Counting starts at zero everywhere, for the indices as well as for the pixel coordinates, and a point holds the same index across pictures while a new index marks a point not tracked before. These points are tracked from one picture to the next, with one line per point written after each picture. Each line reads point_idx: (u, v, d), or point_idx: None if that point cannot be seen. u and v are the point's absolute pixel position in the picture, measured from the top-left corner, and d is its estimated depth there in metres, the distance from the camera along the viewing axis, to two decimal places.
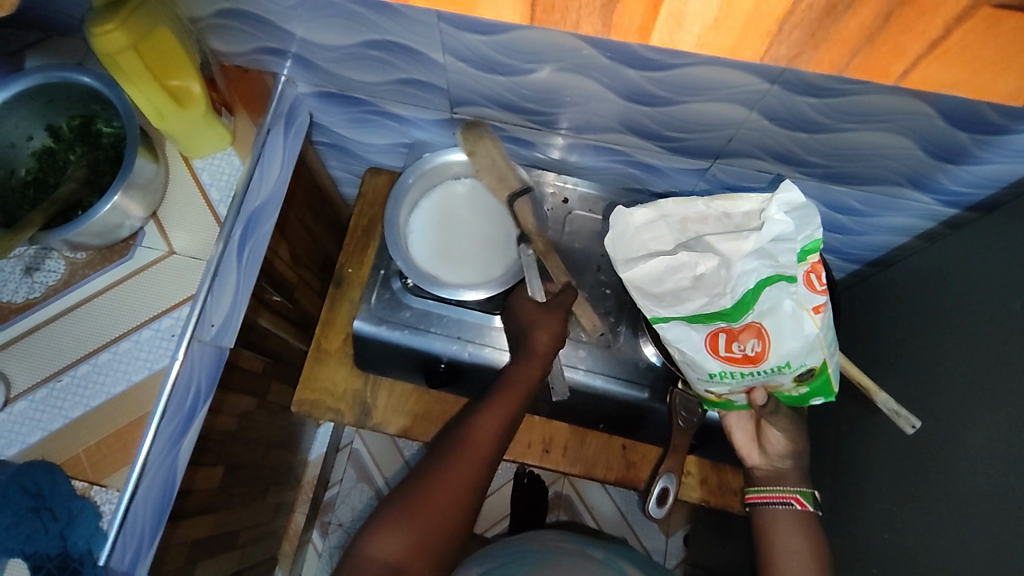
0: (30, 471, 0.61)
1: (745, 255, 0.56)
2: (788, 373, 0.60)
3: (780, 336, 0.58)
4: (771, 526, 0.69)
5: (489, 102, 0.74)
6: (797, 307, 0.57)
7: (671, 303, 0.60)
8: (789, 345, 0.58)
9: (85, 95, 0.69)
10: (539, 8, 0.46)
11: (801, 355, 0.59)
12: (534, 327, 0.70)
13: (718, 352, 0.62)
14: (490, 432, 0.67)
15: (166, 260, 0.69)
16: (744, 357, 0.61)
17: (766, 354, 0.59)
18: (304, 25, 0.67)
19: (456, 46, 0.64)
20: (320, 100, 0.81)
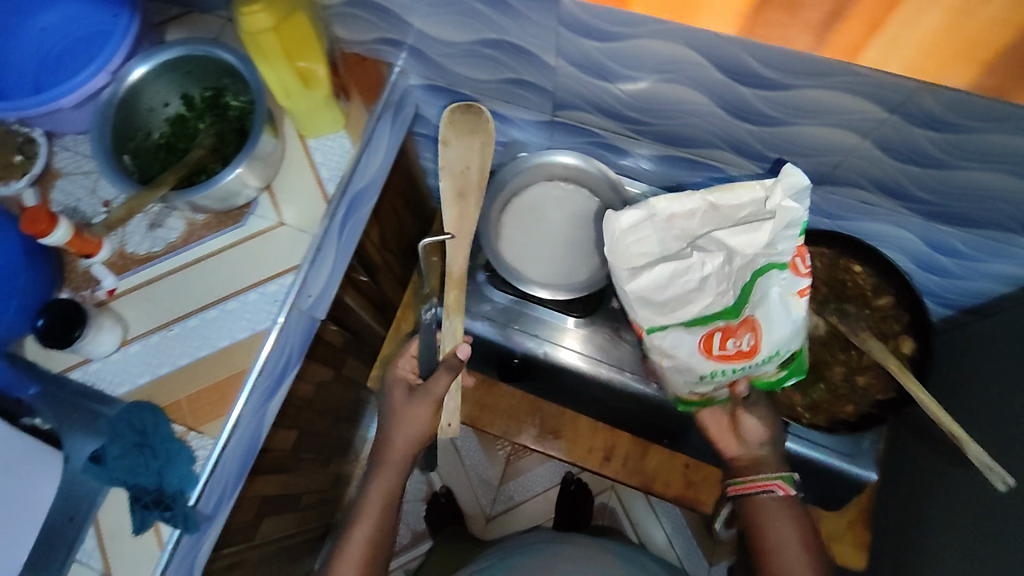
0: (136, 410, 0.65)
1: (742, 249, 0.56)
2: (774, 362, 0.60)
3: (772, 326, 0.57)
4: (764, 525, 0.65)
5: (591, 108, 0.74)
6: (785, 294, 0.56)
7: (682, 306, 0.61)
8: (782, 333, 0.57)
9: (219, 70, 0.74)
10: (756, 24, 0.50)
11: (793, 340, 0.58)
12: (402, 422, 0.73)
13: (709, 353, 0.61)
14: (364, 540, 0.73)
15: (275, 231, 0.73)
16: (737, 354, 0.60)
17: (760, 347, 0.59)
18: (424, 19, 0.69)
19: (570, 51, 0.65)
20: (428, 93, 0.84)
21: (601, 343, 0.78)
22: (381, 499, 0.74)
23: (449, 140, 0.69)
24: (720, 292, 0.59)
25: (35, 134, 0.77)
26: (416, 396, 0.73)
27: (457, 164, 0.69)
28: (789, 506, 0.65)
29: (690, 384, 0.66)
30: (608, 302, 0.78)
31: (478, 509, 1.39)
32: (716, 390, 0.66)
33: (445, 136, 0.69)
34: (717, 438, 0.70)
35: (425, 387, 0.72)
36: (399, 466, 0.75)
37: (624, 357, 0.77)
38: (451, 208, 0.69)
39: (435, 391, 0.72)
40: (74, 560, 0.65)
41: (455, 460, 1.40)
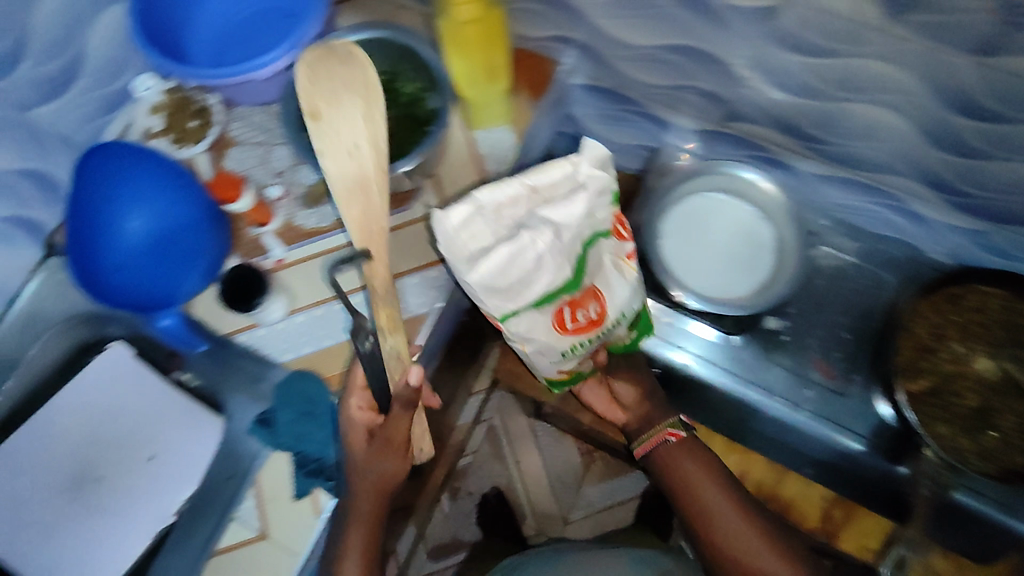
0: (301, 380, 0.69)
1: (579, 218, 0.58)
2: (622, 325, 0.65)
3: (610, 289, 0.62)
4: (671, 463, 0.71)
5: (768, 120, 0.72)
6: (615, 259, 0.63)
7: (519, 292, 0.57)
8: (620, 296, 0.63)
9: (400, 56, 0.74)
10: None
11: (632, 302, 0.65)
12: (364, 472, 0.64)
13: (564, 327, 0.61)
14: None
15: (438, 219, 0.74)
16: (586, 324, 0.62)
17: (608, 312, 0.63)
18: (609, 19, 0.68)
19: (767, 63, 0.63)
20: (590, 93, 0.84)
21: (748, 362, 0.77)
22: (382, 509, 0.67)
23: (322, 104, 0.60)
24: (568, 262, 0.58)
25: (212, 102, 0.80)
26: (379, 447, 0.63)
27: (370, 168, 0.60)
28: (688, 445, 0.72)
29: (551, 362, 0.64)
30: (761, 323, 0.76)
31: (556, 512, 1.38)
32: (580, 368, 0.68)
33: (304, 91, 0.60)
34: (607, 412, 0.78)
35: (382, 436, 0.62)
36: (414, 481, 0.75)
37: (775, 380, 0.76)
38: (353, 203, 0.61)
39: (396, 440, 0.62)
40: (233, 518, 0.67)
41: (536, 457, 1.42)
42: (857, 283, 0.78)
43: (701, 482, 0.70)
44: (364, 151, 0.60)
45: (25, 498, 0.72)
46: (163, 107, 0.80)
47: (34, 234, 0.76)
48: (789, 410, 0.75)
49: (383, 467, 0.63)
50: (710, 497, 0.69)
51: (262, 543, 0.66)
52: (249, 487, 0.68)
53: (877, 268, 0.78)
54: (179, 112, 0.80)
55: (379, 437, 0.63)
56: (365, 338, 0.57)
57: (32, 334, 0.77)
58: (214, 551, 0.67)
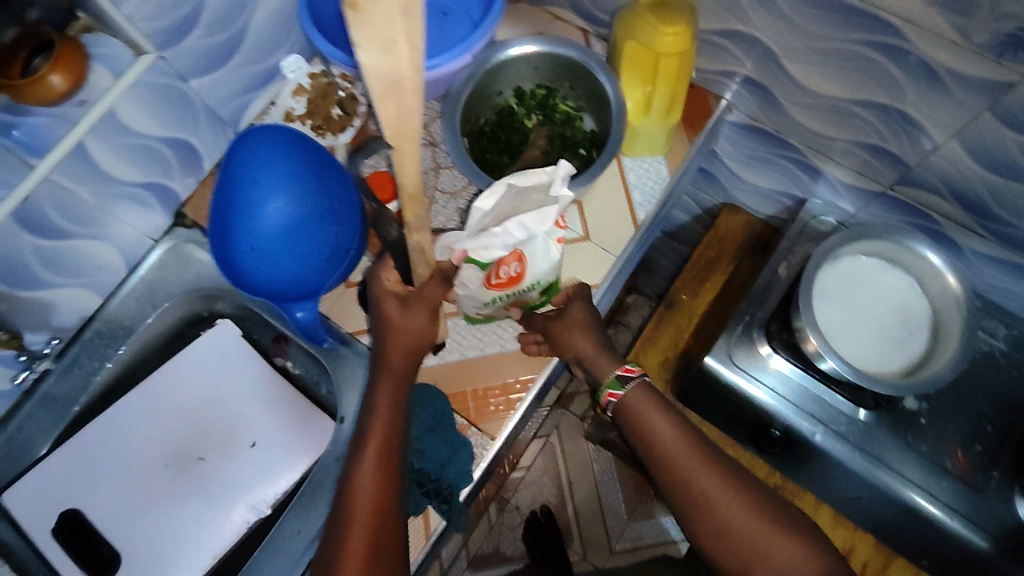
0: (425, 393, 0.65)
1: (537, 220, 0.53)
2: (535, 288, 0.59)
3: (535, 259, 0.56)
4: (640, 414, 0.58)
5: (945, 192, 0.67)
6: (546, 240, 0.55)
7: (475, 250, 0.54)
8: (541, 267, 0.56)
9: (564, 73, 0.73)
10: None
11: (552, 274, 0.58)
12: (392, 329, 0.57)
13: (490, 281, 0.56)
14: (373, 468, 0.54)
15: (579, 244, 0.71)
16: (511, 282, 0.57)
17: (525, 276, 0.56)
18: (801, 65, 0.65)
19: (974, 137, 0.59)
20: (741, 132, 0.80)
21: (880, 440, 0.71)
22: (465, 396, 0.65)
23: None
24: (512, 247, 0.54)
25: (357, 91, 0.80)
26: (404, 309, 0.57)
27: (404, 66, 0.48)
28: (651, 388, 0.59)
29: (475, 305, 0.61)
30: (900, 401, 0.71)
31: (603, 539, 1.35)
32: (493, 312, 0.63)
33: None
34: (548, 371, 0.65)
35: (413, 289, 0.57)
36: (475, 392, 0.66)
37: (907, 466, 0.70)
38: (386, 101, 0.49)
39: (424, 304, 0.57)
40: None
41: (590, 482, 1.39)
42: (1008, 374, 0.71)
43: (684, 457, 0.57)
44: (398, 52, 0.46)
45: (126, 471, 0.71)
46: (306, 91, 0.80)
47: (165, 202, 0.76)
48: (923, 498, 0.70)
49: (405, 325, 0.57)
50: (693, 475, 0.56)
51: None
52: None
53: None
54: (322, 99, 0.80)
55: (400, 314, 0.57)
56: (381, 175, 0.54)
57: (150, 303, 0.77)
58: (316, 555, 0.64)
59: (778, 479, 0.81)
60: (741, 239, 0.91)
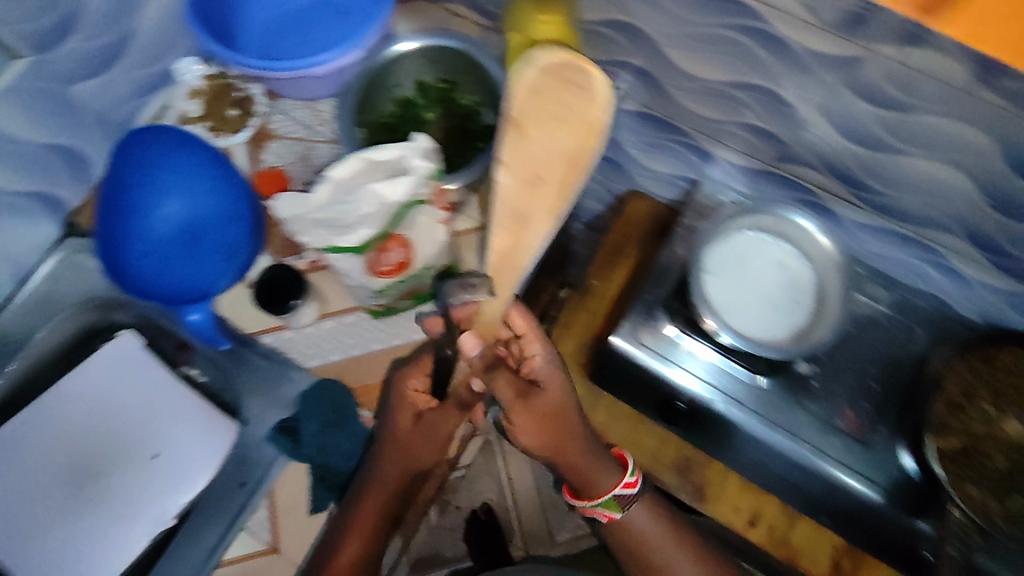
0: (328, 389, 0.65)
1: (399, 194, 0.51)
2: (427, 273, 0.60)
3: (420, 243, 0.57)
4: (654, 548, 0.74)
5: (821, 167, 0.71)
6: (430, 223, 0.57)
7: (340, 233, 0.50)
8: (428, 251, 0.58)
9: (463, 67, 0.73)
10: None
11: (441, 257, 0.60)
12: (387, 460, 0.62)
13: (376, 271, 0.56)
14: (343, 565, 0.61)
15: (481, 233, 0.72)
16: (398, 269, 0.57)
17: (413, 261, 0.57)
18: (678, 50, 0.67)
19: (836, 111, 0.63)
20: (637, 120, 0.83)
21: (774, 403, 0.76)
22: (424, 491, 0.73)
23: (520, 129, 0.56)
24: (383, 225, 0.51)
25: (254, 91, 0.78)
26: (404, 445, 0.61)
27: (535, 206, 0.58)
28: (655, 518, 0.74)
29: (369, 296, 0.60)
30: (791, 367, 0.76)
31: (544, 531, 1.39)
32: (391, 302, 0.63)
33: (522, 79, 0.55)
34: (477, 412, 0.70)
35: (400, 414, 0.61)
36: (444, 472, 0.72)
37: (801, 425, 0.75)
38: (506, 234, 0.58)
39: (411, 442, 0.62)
40: (243, 528, 0.64)
41: (529, 474, 1.40)
42: (889, 335, 0.77)
43: (673, 559, 0.74)
44: (546, 190, 0.57)
45: (21, 489, 0.69)
46: (203, 93, 0.78)
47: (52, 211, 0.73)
48: (815, 456, 0.74)
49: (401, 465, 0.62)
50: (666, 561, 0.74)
51: (272, 557, 0.63)
52: (262, 498, 0.65)
53: (908, 320, 0.77)
54: (218, 100, 0.78)
55: (410, 434, 0.62)
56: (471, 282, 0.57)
57: (44, 316, 0.75)
58: (219, 563, 0.64)
59: (689, 452, 0.84)
60: (649, 224, 0.94)
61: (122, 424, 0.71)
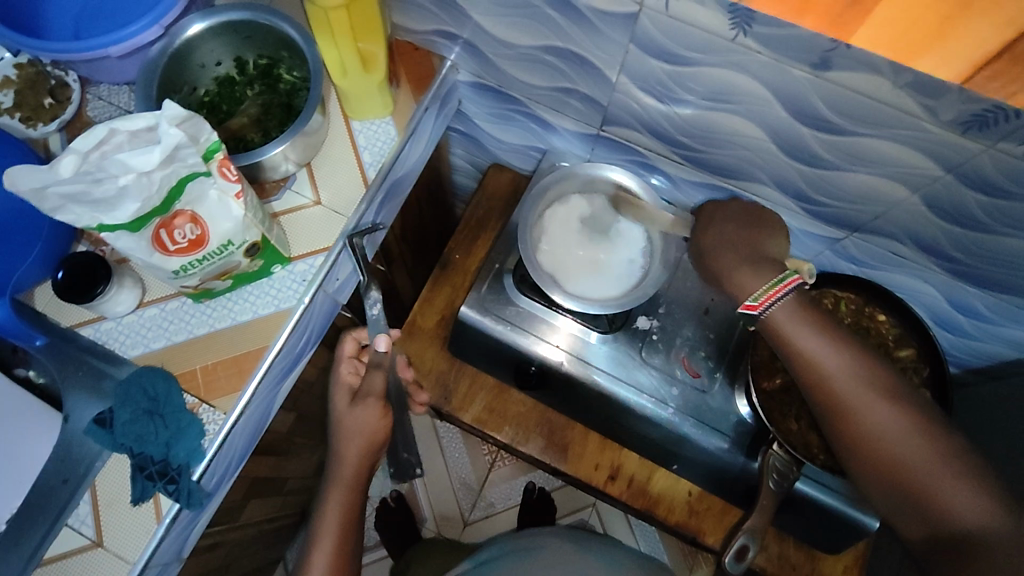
0: (145, 377, 0.63)
1: (154, 168, 0.48)
2: (233, 252, 0.59)
3: (212, 218, 0.56)
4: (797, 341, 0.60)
5: (640, 127, 0.74)
6: (222, 196, 0.55)
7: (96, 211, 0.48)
8: (225, 226, 0.56)
9: (278, 42, 0.71)
10: None
11: (245, 234, 0.58)
12: (350, 434, 0.74)
13: (167, 249, 0.55)
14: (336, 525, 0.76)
15: (310, 210, 0.72)
16: (192, 246, 0.56)
17: (208, 237, 0.56)
18: (489, 17, 0.68)
19: (635, 70, 0.65)
20: (475, 91, 0.83)
21: (620, 360, 0.77)
22: (344, 498, 0.77)
23: None
24: (150, 199, 0.49)
25: (69, 78, 0.75)
26: (361, 402, 0.74)
27: None
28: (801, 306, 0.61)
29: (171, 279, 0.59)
30: (633, 322, 0.78)
31: (456, 513, 1.37)
32: (205, 283, 0.62)
33: None
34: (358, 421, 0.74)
35: (365, 388, 0.75)
36: (353, 475, 0.77)
37: (643, 380, 0.76)
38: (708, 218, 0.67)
39: (376, 391, 0.75)
40: (66, 523, 0.62)
41: (438, 457, 1.40)
42: None
43: (843, 391, 0.58)
44: None
45: None
46: (13, 82, 0.75)
47: None
48: (657, 408, 0.76)
49: (357, 427, 0.74)
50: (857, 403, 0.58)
51: (96, 551, 0.61)
52: (86, 490, 0.63)
53: None
54: (31, 89, 0.74)
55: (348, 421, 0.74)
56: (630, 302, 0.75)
57: None
58: (42, 561, 0.62)
59: (551, 415, 0.87)
60: (509, 196, 0.95)
61: None
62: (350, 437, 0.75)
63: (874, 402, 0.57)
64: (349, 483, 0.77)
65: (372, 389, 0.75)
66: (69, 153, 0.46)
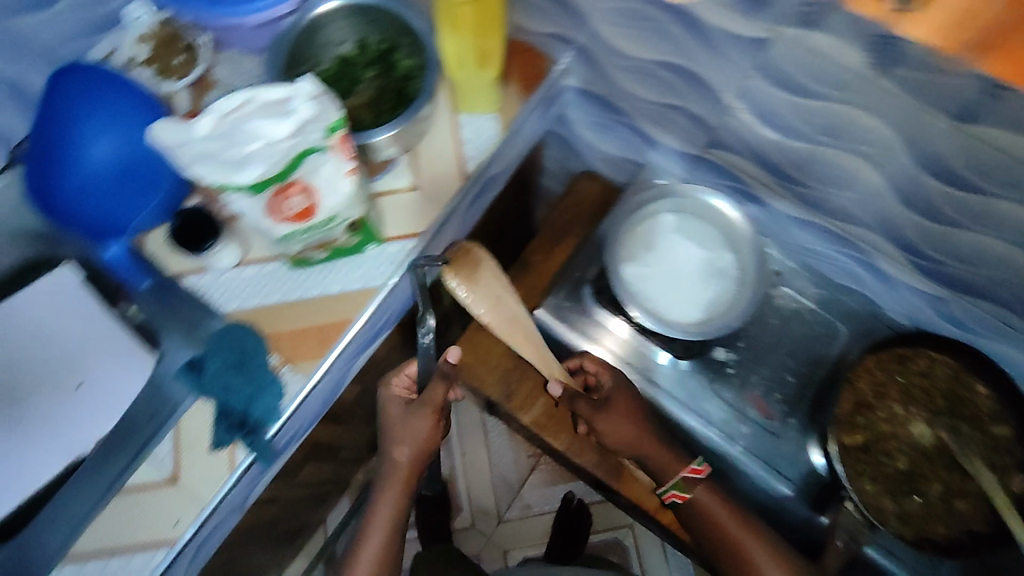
0: (238, 332, 0.66)
1: (281, 137, 0.50)
2: (335, 226, 0.61)
3: (324, 191, 0.58)
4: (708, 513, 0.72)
5: (747, 154, 0.72)
6: (334, 173, 0.58)
7: (224, 173, 0.50)
8: (334, 202, 0.59)
9: (400, 29, 0.74)
10: None
11: (349, 210, 0.61)
12: (403, 443, 0.76)
13: (279, 216, 0.58)
14: (389, 510, 0.77)
15: (407, 194, 0.73)
16: (301, 216, 0.58)
17: (317, 209, 0.59)
18: (609, 25, 0.68)
19: (753, 96, 0.64)
20: (581, 98, 0.83)
21: (693, 388, 0.77)
22: (396, 492, 0.77)
23: None
24: (270, 166, 0.51)
25: (200, 41, 0.78)
26: (415, 415, 0.75)
27: None
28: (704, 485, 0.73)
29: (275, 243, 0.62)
30: (709, 351, 0.76)
31: (493, 508, 1.39)
32: (303, 251, 0.65)
33: None
34: (408, 437, 0.75)
35: (421, 399, 0.75)
36: (405, 478, 0.77)
37: (712, 411, 0.76)
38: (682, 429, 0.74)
39: (435, 402, 0.75)
40: (146, 459, 0.64)
41: (483, 450, 1.42)
42: (811, 329, 0.78)
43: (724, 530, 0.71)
44: None
45: None
46: (150, 38, 0.78)
47: None
48: (725, 444, 0.75)
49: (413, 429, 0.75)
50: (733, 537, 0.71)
51: (169, 489, 0.63)
52: (168, 431, 0.65)
53: (833, 317, 0.78)
54: (166, 47, 0.78)
55: (402, 430, 0.75)
56: (427, 331, 0.72)
57: None
58: (120, 490, 0.64)
59: None
60: (597, 205, 0.94)
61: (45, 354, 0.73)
62: (405, 441, 0.75)
63: (758, 544, 0.70)
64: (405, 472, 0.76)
65: (432, 399, 0.75)
66: (209, 113, 0.49)
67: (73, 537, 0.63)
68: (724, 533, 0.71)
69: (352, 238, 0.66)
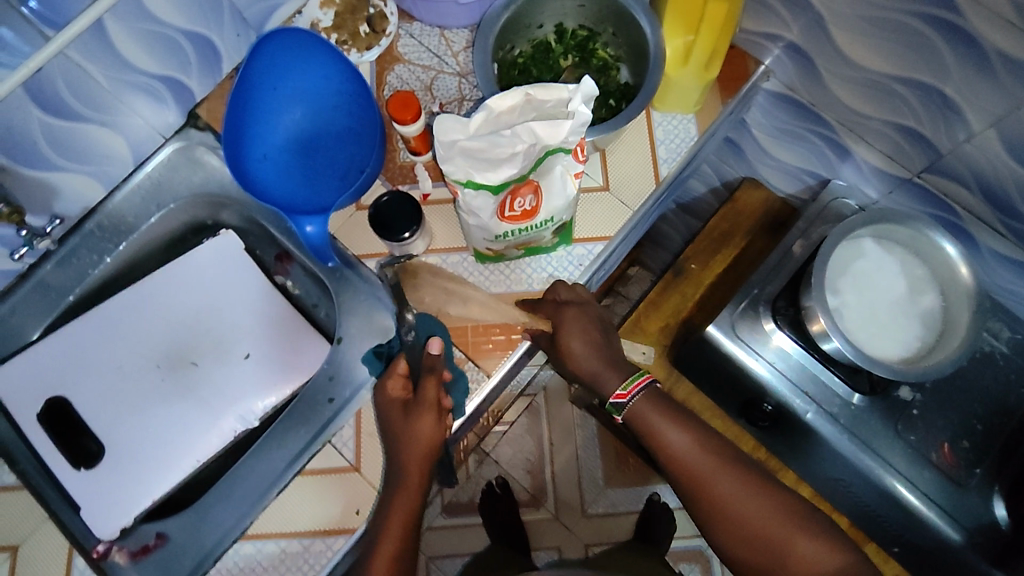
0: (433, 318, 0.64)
1: (552, 138, 0.50)
2: (548, 228, 0.58)
3: (550, 193, 0.55)
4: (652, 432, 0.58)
5: (974, 184, 0.66)
6: (563, 174, 0.54)
7: (484, 170, 0.50)
8: (557, 204, 0.56)
9: (608, 17, 0.68)
10: None
11: (565, 212, 0.57)
12: (403, 443, 0.58)
13: (504, 215, 0.54)
14: (399, 516, 0.56)
15: (598, 194, 0.69)
16: (523, 215, 0.55)
17: (539, 211, 0.55)
18: (847, 32, 0.63)
19: (1011, 127, 0.58)
20: (774, 102, 0.78)
21: (868, 421, 0.74)
22: (408, 493, 0.57)
23: None
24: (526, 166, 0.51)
25: (388, 10, 0.74)
26: (413, 412, 0.58)
27: None
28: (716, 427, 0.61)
29: (483, 238, 0.59)
30: (893, 390, 0.74)
31: (576, 499, 1.16)
32: (502, 248, 0.62)
33: None
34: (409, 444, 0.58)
35: (415, 399, 0.58)
36: (419, 479, 0.57)
37: (889, 451, 0.74)
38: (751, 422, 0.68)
39: (432, 399, 0.58)
40: (328, 440, 0.64)
41: None
42: (1004, 375, 0.73)
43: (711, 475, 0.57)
44: None
45: (118, 366, 0.70)
46: (335, 3, 0.74)
47: (181, 101, 0.71)
48: (905, 487, 0.73)
49: (412, 430, 0.57)
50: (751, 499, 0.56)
51: (352, 475, 0.63)
52: (349, 414, 0.65)
53: None
54: (350, 14, 0.74)
55: (398, 434, 0.58)
56: (410, 329, 0.64)
57: (155, 202, 0.73)
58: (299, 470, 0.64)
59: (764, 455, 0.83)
60: (761, 215, 0.90)
61: (211, 323, 0.72)
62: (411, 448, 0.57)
63: (730, 486, 0.56)
64: (414, 465, 0.57)
65: (424, 396, 0.58)
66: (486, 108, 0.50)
67: (253, 511, 0.64)
68: (692, 475, 0.57)
69: (549, 239, 0.63)
